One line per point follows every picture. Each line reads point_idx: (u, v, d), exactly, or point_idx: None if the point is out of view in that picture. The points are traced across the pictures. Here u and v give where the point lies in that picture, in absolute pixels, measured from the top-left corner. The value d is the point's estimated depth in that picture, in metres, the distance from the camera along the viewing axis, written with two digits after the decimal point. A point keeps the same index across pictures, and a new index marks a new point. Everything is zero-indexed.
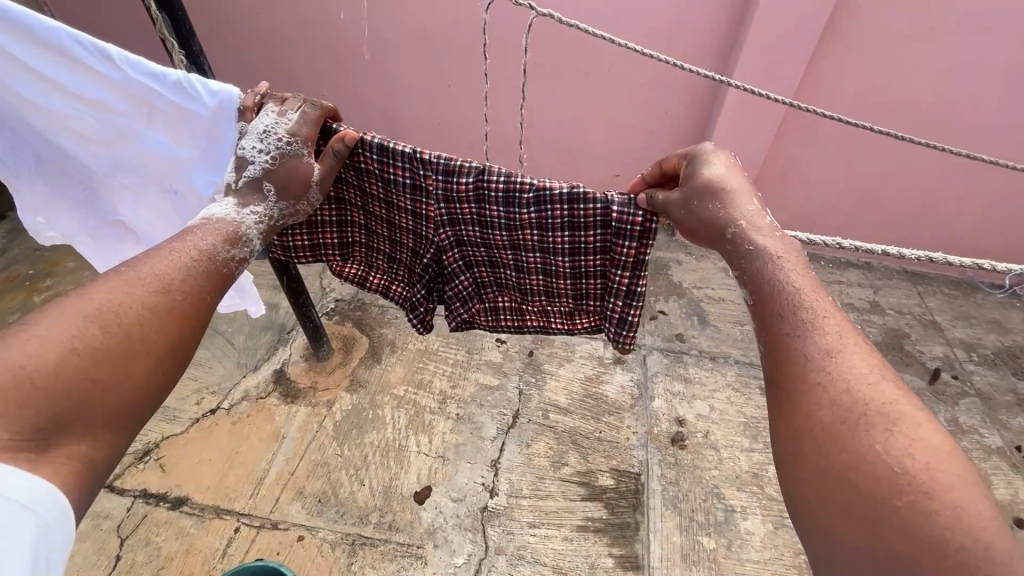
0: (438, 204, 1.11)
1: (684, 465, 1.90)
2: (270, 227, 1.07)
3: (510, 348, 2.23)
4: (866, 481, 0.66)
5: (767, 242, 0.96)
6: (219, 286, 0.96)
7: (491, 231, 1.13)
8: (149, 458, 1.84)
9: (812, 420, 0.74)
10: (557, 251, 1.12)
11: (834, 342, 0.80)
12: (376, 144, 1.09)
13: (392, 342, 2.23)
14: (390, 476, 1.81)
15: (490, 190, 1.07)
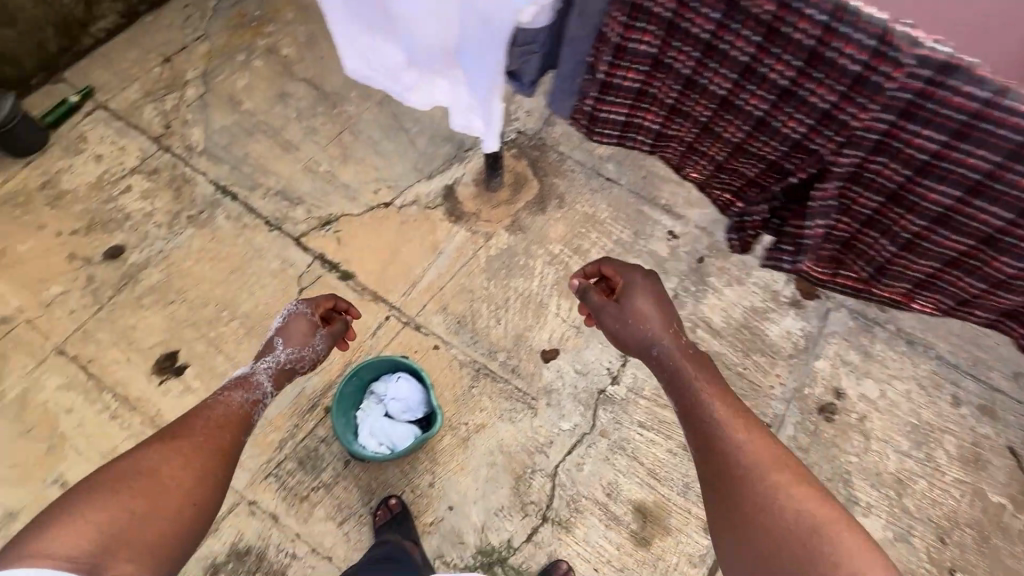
0: (844, 138, 1.04)
1: (823, 438, 1.72)
2: (280, 371, 1.43)
3: (680, 247, 2.02)
4: (788, 556, 1.00)
5: (677, 351, 1.36)
6: (240, 432, 1.25)
7: (885, 182, 1.08)
8: (329, 228, 2.03)
9: (745, 522, 1.07)
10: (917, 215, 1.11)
11: (735, 436, 1.17)
12: (766, 25, 0.94)
13: (561, 195, 2.11)
14: (524, 326, 1.86)
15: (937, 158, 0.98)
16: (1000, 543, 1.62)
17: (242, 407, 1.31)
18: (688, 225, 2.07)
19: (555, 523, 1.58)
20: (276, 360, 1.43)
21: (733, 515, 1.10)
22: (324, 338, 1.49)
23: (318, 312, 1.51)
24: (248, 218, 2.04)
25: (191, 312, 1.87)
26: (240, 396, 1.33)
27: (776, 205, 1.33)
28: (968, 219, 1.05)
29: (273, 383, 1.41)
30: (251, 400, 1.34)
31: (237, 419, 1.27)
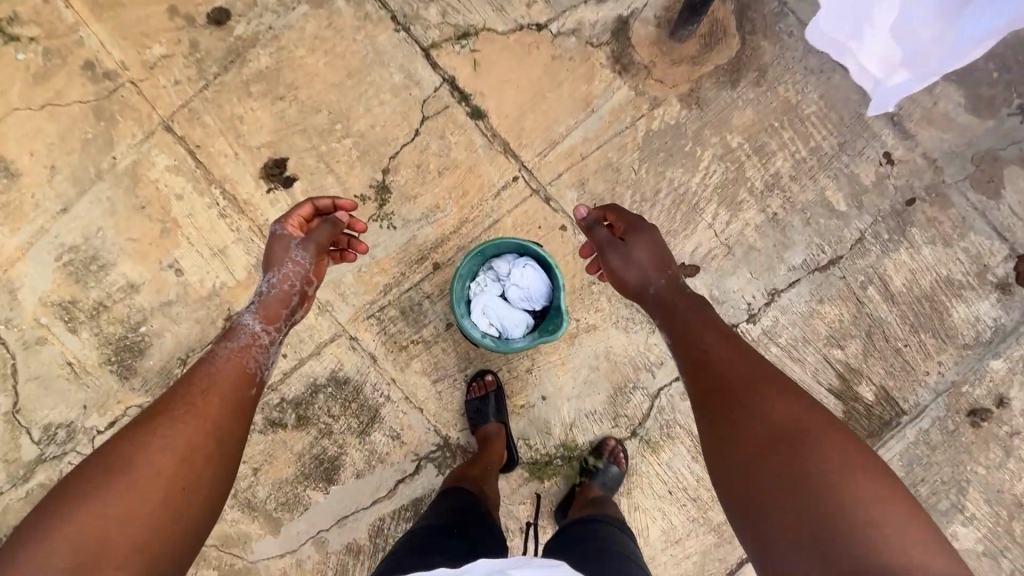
0: None
1: (959, 441, 1.53)
2: (276, 303, 1.20)
3: (890, 178, 1.58)
4: (805, 498, 0.83)
5: (667, 282, 1.21)
6: (235, 388, 1.06)
7: None
8: (466, 44, 1.63)
9: (756, 465, 0.90)
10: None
11: (738, 366, 1.04)
12: None
13: (764, 68, 1.60)
14: (668, 229, 1.58)
15: None
16: None
17: (236, 360, 1.10)
18: (913, 150, 1.58)
19: (642, 440, 1.55)
20: (264, 290, 1.21)
21: (724, 452, 0.96)
22: (302, 249, 1.21)
23: (295, 225, 1.24)
24: (371, 7, 1.65)
25: (302, 116, 1.65)
26: (227, 348, 1.11)
27: None
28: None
29: (260, 322, 1.17)
30: (242, 352, 1.12)
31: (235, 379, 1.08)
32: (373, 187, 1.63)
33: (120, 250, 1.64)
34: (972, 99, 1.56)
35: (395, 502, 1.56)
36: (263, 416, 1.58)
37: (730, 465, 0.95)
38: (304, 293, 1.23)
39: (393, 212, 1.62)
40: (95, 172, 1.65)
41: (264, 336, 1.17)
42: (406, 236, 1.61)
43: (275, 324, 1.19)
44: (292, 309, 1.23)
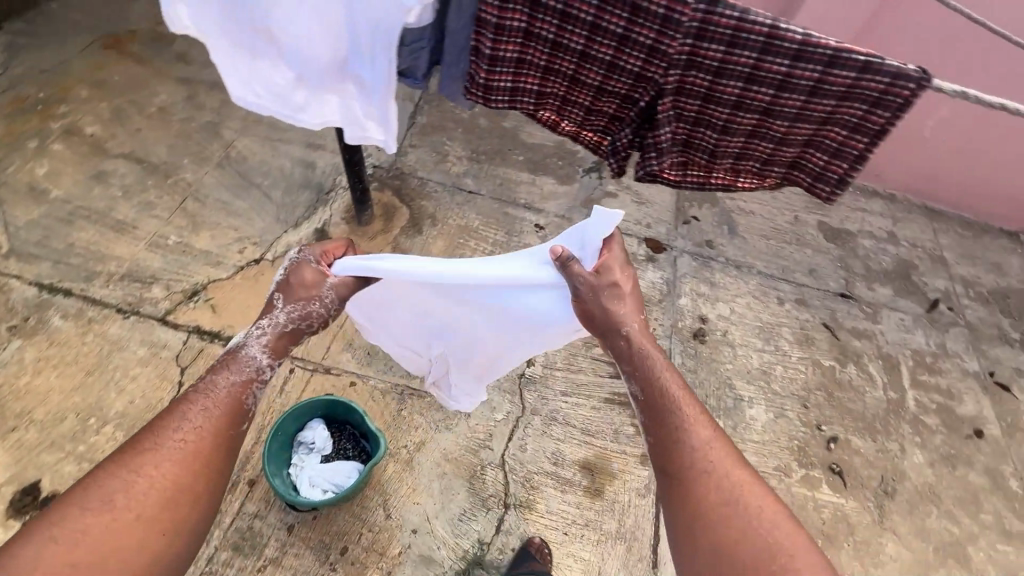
0: (734, 81, 1.03)
1: (702, 357, 2.07)
2: (274, 334, 1.33)
3: (548, 235, 2.28)
4: (708, 496, 1.14)
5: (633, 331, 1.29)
6: (233, 417, 1.22)
7: (722, 87, 1.04)
8: (199, 298, 1.88)
9: (687, 479, 1.17)
10: (781, 114, 1.06)
11: (672, 398, 1.26)
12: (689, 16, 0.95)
13: (432, 215, 2.23)
14: None
15: (796, 78, 1.00)
16: (841, 394, 2.07)
17: (236, 393, 1.24)
18: (549, 216, 2.33)
19: (517, 506, 1.66)
20: (285, 316, 1.33)
21: (667, 462, 1.21)
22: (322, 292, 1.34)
23: (330, 263, 1.36)
24: (93, 312, 1.79)
25: (44, 433, 1.58)
26: (225, 385, 1.25)
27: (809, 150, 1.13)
28: (856, 92, 1.00)
29: (267, 356, 1.31)
30: (246, 382, 1.27)
31: (227, 413, 1.22)
32: None
33: None
34: (556, 178, 2.44)
35: None
36: None
37: (673, 470, 1.20)
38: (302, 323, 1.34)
39: None
40: None
41: (266, 370, 1.31)
42: None
43: (275, 358, 1.33)
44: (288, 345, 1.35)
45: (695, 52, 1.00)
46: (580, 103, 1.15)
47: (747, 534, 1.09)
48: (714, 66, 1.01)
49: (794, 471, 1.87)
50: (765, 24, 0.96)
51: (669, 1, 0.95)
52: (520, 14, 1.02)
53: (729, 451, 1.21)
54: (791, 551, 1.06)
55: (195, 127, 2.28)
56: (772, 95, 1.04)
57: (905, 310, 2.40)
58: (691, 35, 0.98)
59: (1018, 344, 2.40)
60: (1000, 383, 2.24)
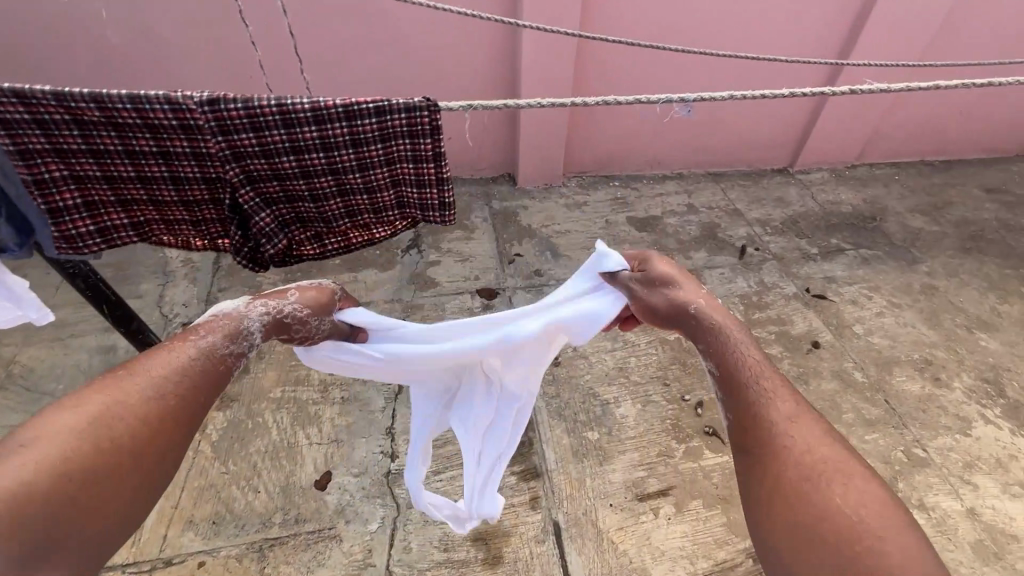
0: (286, 157, 1.01)
1: (561, 378, 2.10)
2: (270, 322, 1.12)
3: None
4: (797, 489, 0.89)
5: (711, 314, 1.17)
6: (213, 380, 1.00)
7: (279, 160, 1.02)
8: None
9: (770, 463, 0.94)
10: (348, 169, 1.06)
11: (762, 382, 1.05)
12: (203, 117, 0.94)
13: (257, 348, 2.14)
14: (285, 474, 1.78)
15: (335, 135, 0.99)
16: (694, 359, 2.19)
17: (212, 356, 1.02)
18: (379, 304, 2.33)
19: None
20: (296, 304, 1.15)
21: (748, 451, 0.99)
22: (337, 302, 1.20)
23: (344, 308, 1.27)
24: None
25: None
26: (193, 344, 1.02)
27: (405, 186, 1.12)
28: (391, 131, 1.01)
29: (257, 334, 1.10)
30: (236, 355, 1.06)
31: (211, 380, 1.00)
32: None
33: None
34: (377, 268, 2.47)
35: None
36: None
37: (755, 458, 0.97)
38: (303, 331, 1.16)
39: None
40: None
41: (252, 349, 1.09)
42: None
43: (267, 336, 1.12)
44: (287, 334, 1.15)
45: (232, 145, 0.98)
46: (184, 218, 1.14)
47: (833, 514, 0.83)
48: (257, 150, 1.00)
49: (676, 449, 1.90)
50: (268, 100, 0.93)
51: (172, 111, 0.93)
52: (66, 166, 1.00)
53: (821, 428, 0.97)
54: (877, 527, 0.80)
55: None
56: (326, 157, 1.03)
57: (722, 264, 2.65)
58: (217, 132, 0.97)
59: (818, 256, 2.73)
60: (816, 295, 2.51)
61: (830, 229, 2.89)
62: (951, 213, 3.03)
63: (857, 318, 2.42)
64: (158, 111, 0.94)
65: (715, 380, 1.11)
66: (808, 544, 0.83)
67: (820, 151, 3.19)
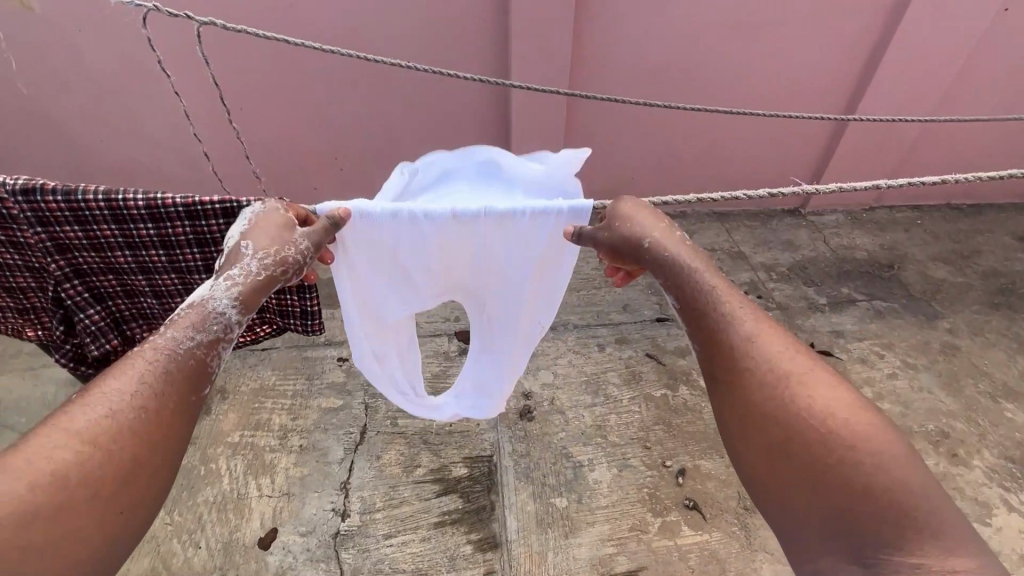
0: (122, 254, 1.06)
1: (533, 435, 1.96)
2: (244, 291, 0.93)
3: (352, 365, 2.17)
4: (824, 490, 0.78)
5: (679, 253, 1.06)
6: (191, 380, 0.86)
7: (110, 254, 1.06)
8: None
9: (790, 454, 0.83)
10: (191, 270, 1.11)
11: (756, 332, 0.95)
12: (27, 215, 0.97)
13: (221, 388, 2.07)
14: (230, 529, 1.69)
15: (174, 236, 1.04)
16: (679, 420, 2.03)
17: (195, 352, 0.87)
18: (350, 345, 2.24)
19: None
20: (258, 262, 0.94)
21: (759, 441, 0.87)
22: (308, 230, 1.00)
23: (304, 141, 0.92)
24: None
25: None
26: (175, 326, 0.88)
27: None
28: (239, 232, 1.06)
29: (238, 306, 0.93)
30: (211, 345, 0.89)
31: (183, 381, 0.85)
32: None
33: None
34: None
35: None
36: None
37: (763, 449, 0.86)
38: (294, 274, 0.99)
39: None
40: None
41: (237, 328, 0.93)
42: None
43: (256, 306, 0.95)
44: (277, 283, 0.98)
45: (55, 237, 1.01)
46: (7, 305, 1.15)
47: (826, 429, 0.81)
48: (85, 243, 1.03)
49: (650, 523, 1.74)
50: (98, 194, 0.97)
51: None
52: None
53: (788, 342, 0.94)
54: (856, 437, 0.79)
55: None
56: (166, 254, 1.07)
57: None
58: (35, 223, 0.99)
59: (826, 307, 2.53)
60: (822, 351, 2.32)
61: (842, 277, 2.70)
62: (978, 264, 2.80)
63: (866, 379, 2.21)
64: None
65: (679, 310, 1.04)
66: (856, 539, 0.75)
67: (833, 193, 3.01)
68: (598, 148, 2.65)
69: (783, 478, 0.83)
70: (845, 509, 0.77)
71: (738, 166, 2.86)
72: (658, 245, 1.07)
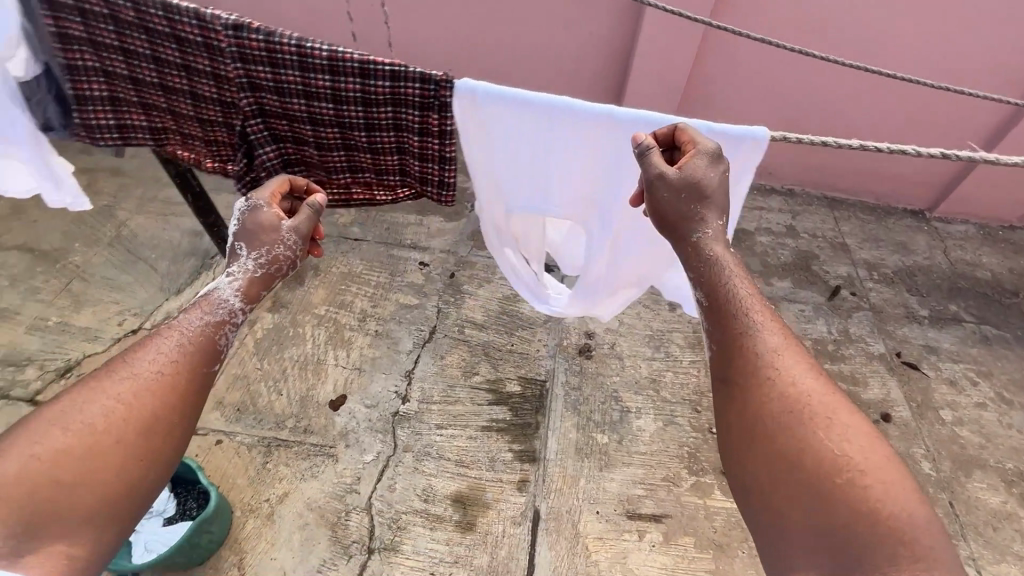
0: (297, 102, 1.12)
1: (588, 372, 2.03)
2: (247, 282, 1.06)
3: (431, 271, 2.30)
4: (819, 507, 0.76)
5: (721, 250, 1.05)
6: (206, 357, 0.97)
7: (288, 100, 1.12)
8: (72, 375, 1.91)
9: (792, 464, 0.81)
10: (355, 126, 1.15)
11: (777, 341, 0.94)
12: (232, 52, 1.06)
13: (315, 265, 2.27)
14: (307, 386, 1.92)
15: (346, 92, 1.08)
16: None
17: (208, 332, 0.99)
18: (433, 253, 2.36)
19: (381, 550, 1.60)
20: (253, 261, 1.07)
21: (757, 452, 0.86)
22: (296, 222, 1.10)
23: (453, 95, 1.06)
24: None
25: None
26: (200, 314, 1.00)
27: (403, 153, 1.20)
28: (402, 98, 1.08)
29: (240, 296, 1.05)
30: (218, 328, 1.01)
31: (202, 351, 0.96)
32: None
33: None
34: (443, 216, 2.51)
35: None
36: None
37: (763, 468, 0.85)
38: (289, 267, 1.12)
39: None
40: None
41: (240, 314, 1.05)
42: None
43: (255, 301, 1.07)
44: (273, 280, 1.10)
45: (249, 75, 1.09)
46: (196, 133, 1.27)
47: (832, 448, 0.80)
48: (271, 86, 1.10)
49: (684, 479, 1.79)
50: (291, 41, 1.03)
51: (199, 31, 1.06)
52: (116, 64, 1.17)
53: (807, 363, 0.92)
54: (862, 466, 0.77)
55: (86, 211, 2.40)
56: (335, 108, 1.12)
57: (806, 300, 2.37)
58: (236, 59, 1.07)
59: (925, 320, 2.35)
60: (908, 363, 2.18)
61: (952, 293, 2.47)
62: None
63: (949, 402, 2.07)
64: (186, 26, 1.07)
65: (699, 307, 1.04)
66: (852, 562, 0.71)
67: (970, 201, 2.70)
68: (714, 113, 2.52)
69: (775, 491, 0.82)
70: (840, 539, 0.73)
71: (871, 153, 2.67)
72: (707, 240, 1.05)
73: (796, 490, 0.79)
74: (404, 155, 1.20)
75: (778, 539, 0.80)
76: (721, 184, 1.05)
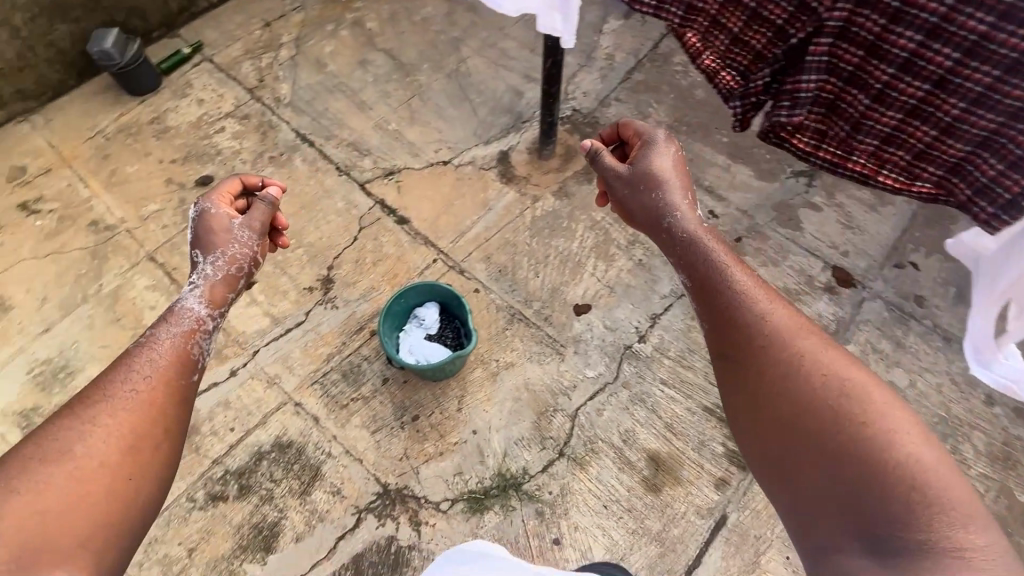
0: (909, 40, 1.00)
1: None
2: (203, 287, 1.31)
3: (719, 225, 2.09)
4: (842, 470, 0.92)
5: (694, 228, 1.35)
6: (177, 376, 1.15)
7: (897, 31, 1.00)
8: (392, 178, 2.20)
9: (803, 424, 0.99)
10: (955, 91, 1.02)
11: (766, 307, 1.14)
12: None
13: None
14: (561, 280, 1.97)
15: (995, 47, 0.95)
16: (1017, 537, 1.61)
17: (180, 343, 1.20)
18: (729, 207, 2.13)
19: (570, 458, 1.67)
20: (211, 266, 1.33)
21: (763, 426, 1.04)
22: (241, 223, 1.39)
23: None
24: (321, 163, 2.24)
25: None
26: (168, 334, 1.21)
27: (975, 144, 1.06)
28: None
29: (206, 304, 1.29)
30: (190, 344, 1.22)
31: (177, 368, 1.16)
32: (320, 282, 1.96)
33: (88, 357, 1.84)
34: (756, 171, 2.20)
35: (335, 561, 1.53)
36: (205, 492, 1.63)
37: (773, 437, 1.03)
38: (246, 274, 1.38)
39: (335, 296, 1.94)
40: (80, 297, 1.94)
41: (210, 321, 1.29)
42: (347, 313, 1.90)
43: (218, 307, 1.32)
44: (237, 288, 1.37)
45: None
46: (729, 28, 1.17)
47: (837, 411, 0.97)
48: (893, 9, 0.99)
49: None
50: None
51: None
52: None
53: (794, 319, 1.12)
54: (863, 419, 0.95)
55: (441, 36, 2.60)
56: (952, 62, 0.99)
57: None
58: None
59: None
60: None
61: None
62: None
63: None
64: None
65: (693, 292, 1.27)
66: (876, 511, 0.88)
67: None
68: None
69: (805, 470, 0.97)
70: (864, 490, 0.90)
71: None
72: (678, 222, 1.37)
73: (802, 451, 0.98)
74: (973, 145, 1.07)
75: (804, 498, 0.96)
76: (655, 157, 1.46)
